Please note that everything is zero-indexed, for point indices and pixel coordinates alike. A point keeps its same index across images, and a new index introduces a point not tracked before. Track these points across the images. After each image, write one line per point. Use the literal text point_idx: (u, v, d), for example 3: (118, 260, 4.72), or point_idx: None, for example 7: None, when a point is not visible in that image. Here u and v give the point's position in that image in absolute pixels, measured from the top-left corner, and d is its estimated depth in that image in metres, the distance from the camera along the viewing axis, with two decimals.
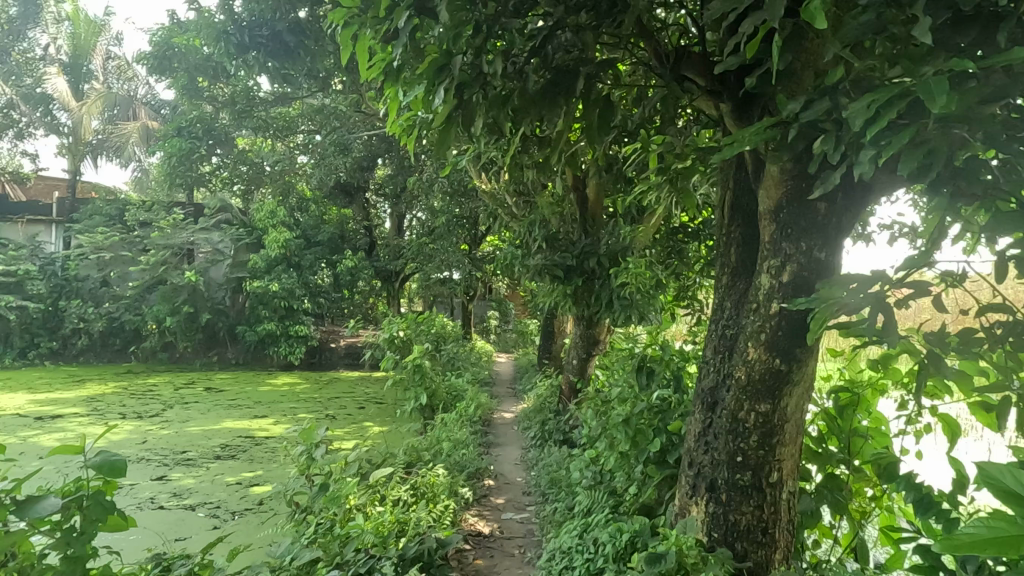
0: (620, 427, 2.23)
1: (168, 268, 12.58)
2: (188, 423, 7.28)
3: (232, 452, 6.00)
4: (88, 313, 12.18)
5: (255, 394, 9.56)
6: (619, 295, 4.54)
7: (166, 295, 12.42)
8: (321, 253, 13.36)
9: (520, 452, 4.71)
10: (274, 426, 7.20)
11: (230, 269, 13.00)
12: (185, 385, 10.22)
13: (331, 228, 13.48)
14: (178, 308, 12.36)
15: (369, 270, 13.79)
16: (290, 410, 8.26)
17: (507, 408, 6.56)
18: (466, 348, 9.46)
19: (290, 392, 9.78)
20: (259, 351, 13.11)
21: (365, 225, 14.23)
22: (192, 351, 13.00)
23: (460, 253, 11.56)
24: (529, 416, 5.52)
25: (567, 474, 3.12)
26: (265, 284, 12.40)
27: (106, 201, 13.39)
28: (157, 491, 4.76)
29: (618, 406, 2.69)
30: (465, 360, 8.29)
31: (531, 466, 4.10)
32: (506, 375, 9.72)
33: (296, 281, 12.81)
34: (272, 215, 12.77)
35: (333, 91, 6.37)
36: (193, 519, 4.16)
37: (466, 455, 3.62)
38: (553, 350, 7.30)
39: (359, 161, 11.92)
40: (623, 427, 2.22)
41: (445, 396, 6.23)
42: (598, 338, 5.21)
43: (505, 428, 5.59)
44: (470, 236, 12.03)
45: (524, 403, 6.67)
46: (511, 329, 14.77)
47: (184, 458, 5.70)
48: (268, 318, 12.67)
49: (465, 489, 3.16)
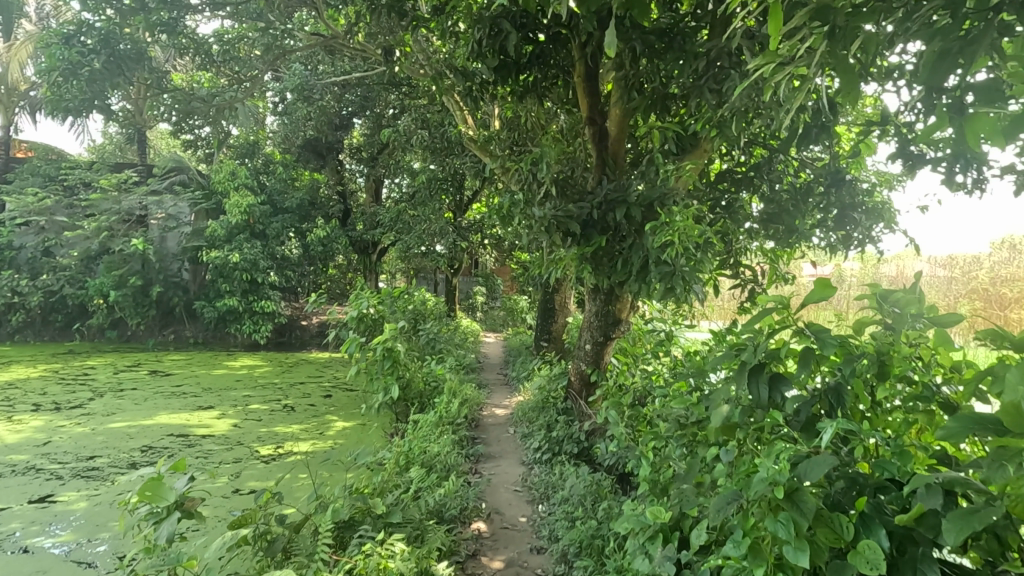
0: (777, 523, 1.17)
1: (115, 236, 11.24)
2: (113, 417, 6.05)
3: (153, 457, 4.77)
4: (22, 285, 10.79)
5: (206, 379, 8.32)
6: (655, 259, 3.32)
7: (111, 266, 11.07)
8: (289, 221, 12.13)
9: (522, 469, 3.54)
10: (218, 421, 6.00)
11: (187, 237, 11.68)
12: (127, 368, 8.95)
13: (300, 194, 12.20)
14: (126, 281, 11.04)
15: (343, 240, 12.51)
16: (243, 400, 7.05)
17: (498, 400, 5.42)
18: (450, 326, 8.28)
19: (248, 377, 8.53)
20: (219, 329, 11.84)
21: (339, 191, 12.94)
22: (145, 329, 11.68)
23: (444, 220, 10.36)
24: (529, 418, 4.37)
25: (611, 543, 1.99)
26: (225, 254, 11.09)
27: (44, 159, 11.99)
28: (31, 520, 3.54)
29: (724, 444, 1.56)
30: (447, 342, 7.12)
31: (541, 498, 2.96)
32: (494, 358, 8.55)
33: (260, 252, 11.54)
34: (233, 176, 11.55)
35: (279, 6, 5.15)
36: (62, 569, 2.97)
37: (445, 493, 2.50)
38: (553, 329, 6.14)
39: (329, 115, 10.67)
40: (783, 525, 1.16)
41: (422, 388, 5.09)
42: (619, 318, 4.06)
43: (498, 430, 4.44)
44: (454, 202, 10.85)
45: (519, 394, 5.53)
46: (499, 307, 13.59)
47: (87, 467, 4.46)
48: (229, 292, 11.39)
49: (443, 561, 2.06)
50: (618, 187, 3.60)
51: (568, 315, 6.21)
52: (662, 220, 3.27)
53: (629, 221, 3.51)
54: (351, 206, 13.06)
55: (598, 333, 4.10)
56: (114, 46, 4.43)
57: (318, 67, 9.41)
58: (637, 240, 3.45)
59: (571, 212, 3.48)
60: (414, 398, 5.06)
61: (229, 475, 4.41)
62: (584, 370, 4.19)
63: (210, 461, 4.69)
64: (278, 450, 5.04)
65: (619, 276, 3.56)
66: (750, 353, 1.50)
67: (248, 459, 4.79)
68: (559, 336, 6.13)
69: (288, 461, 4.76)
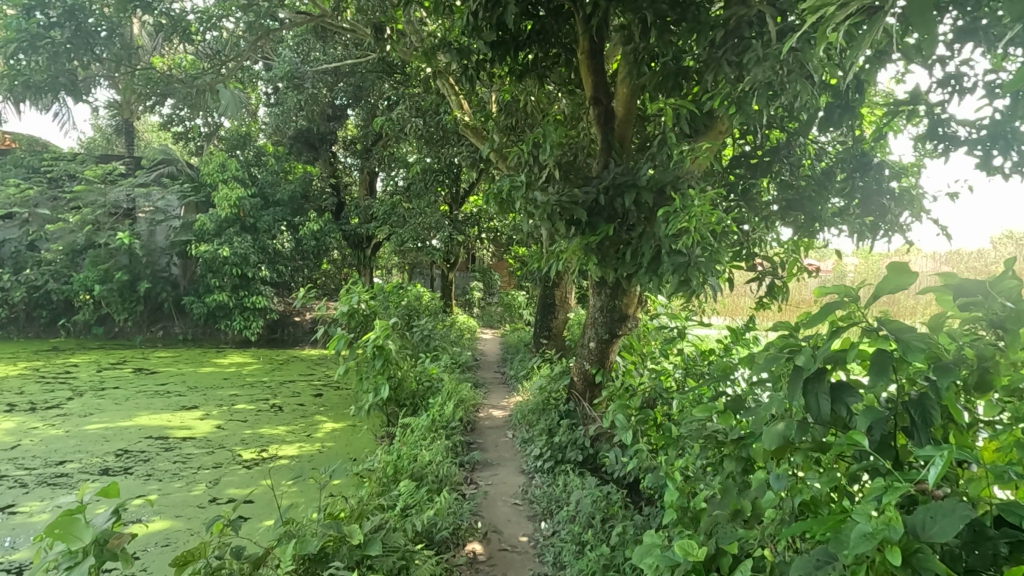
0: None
1: (101, 230, 10.91)
2: (89, 418, 5.75)
3: (128, 463, 4.47)
4: (4, 280, 10.46)
5: (192, 378, 8.02)
6: (668, 248, 3.03)
7: (97, 260, 10.74)
8: (280, 214, 11.83)
9: (523, 479, 3.26)
10: (201, 422, 5.70)
11: (176, 231, 11.36)
12: (111, 365, 8.64)
13: (292, 186, 11.89)
14: (112, 275, 10.71)
15: (336, 234, 12.20)
16: (229, 399, 6.75)
17: (495, 400, 5.14)
18: (446, 322, 7.99)
19: (236, 375, 8.23)
20: (210, 325, 11.53)
21: (332, 184, 12.62)
22: (133, 325, 11.37)
23: (440, 213, 10.06)
24: (529, 422, 4.07)
25: None
26: (214, 248, 10.77)
27: (27, 150, 11.65)
28: None
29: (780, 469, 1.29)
30: (442, 339, 6.83)
31: (543, 514, 2.68)
32: (491, 355, 8.25)
33: (251, 246, 11.22)
34: (222, 168, 11.25)
35: None
36: None
37: (436, 512, 2.22)
38: (554, 326, 5.85)
39: (320, 104, 10.37)
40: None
41: (415, 387, 4.80)
42: (626, 313, 3.77)
43: (495, 435, 4.14)
44: (449, 194, 10.55)
45: (517, 395, 5.25)
46: (496, 303, 13.29)
47: (55, 474, 4.17)
48: (219, 288, 11.08)
49: None
50: (626, 171, 3.32)
51: (569, 310, 5.93)
52: (678, 205, 2.98)
53: (639, 207, 3.23)
54: (344, 200, 12.74)
55: (603, 330, 3.80)
56: (83, 20, 4.09)
57: (309, 54, 9.09)
58: (647, 228, 3.16)
59: (577, 197, 3.19)
60: (407, 398, 4.77)
61: (207, 482, 4.12)
62: (588, 370, 3.89)
63: (188, 467, 4.40)
64: (262, 454, 4.75)
65: (628, 267, 3.27)
66: (806, 355, 1.21)
67: (228, 464, 4.50)
68: (559, 333, 5.85)
69: (272, 466, 4.46)
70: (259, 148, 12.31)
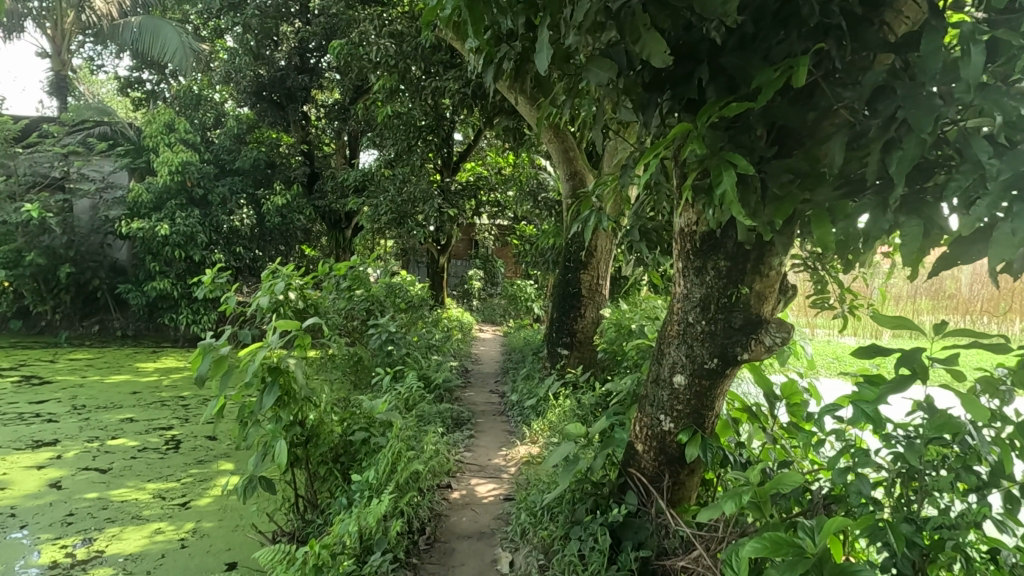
0: None
1: (13, 201, 8.88)
2: None
3: None
4: None
5: (90, 391, 6.01)
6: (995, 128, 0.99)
7: (5, 240, 8.72)
8: (239, 184, 9.83)
9: None
10: (31, 473, 3.69)
11: (112, 204, 9.39)
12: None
13: (253, 152, 9.86)
14: (24, 257, 8.70)
15: (308, 211, 10.15)
16: (111, 428, 4.75)
17: (486, 452, 3.14)
18: (429, 319, 5.91)
19: (152, 388, 6.21)
20: (155, 318, 9.59)
21: (304, 150, 10.56)
22: (62, 318, 9.43)
23: (429, 181, 7.99)
24: (546, 544, 2.02)
25: None
26: (151, 223, 8.77)
27: None
28: None
29: None
30: (416, 345, 4.78)
31: None
32: (489, 365, 6.19)
33: (199, 222, 9.19)
34: (167, 129, 9.28)
35: None
36: None
37: None
38: (579, 330, 3.81)
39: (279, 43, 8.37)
40: None
41: (343, 440, 2.77)
42: (759, 317, 1.71)
43: (475, 563, 2.10)
44: (440, 158, 8.48)
45: (523, 444, 3.22)
46: (500, 294, 11.19)
47: None
48: (161, 273, 9.11)
49: None
50: None
51: (603, 306, 3.87)
52: None
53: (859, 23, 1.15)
54: (320, 170, 10.72)
55: (707, 353, 1.76)
56: None
57: None
58: (895, 77, 1.10)
59: None
60: (329, 462, 2.73)
61: None
62: (669, 435, 1.86)
63: None
64: (73, 554, 2.73)
65: (820, 196, 1.21)
66: None
67: None
68: (587, 340, 3.80)
69: None
70: (218, 109, 10.31)
